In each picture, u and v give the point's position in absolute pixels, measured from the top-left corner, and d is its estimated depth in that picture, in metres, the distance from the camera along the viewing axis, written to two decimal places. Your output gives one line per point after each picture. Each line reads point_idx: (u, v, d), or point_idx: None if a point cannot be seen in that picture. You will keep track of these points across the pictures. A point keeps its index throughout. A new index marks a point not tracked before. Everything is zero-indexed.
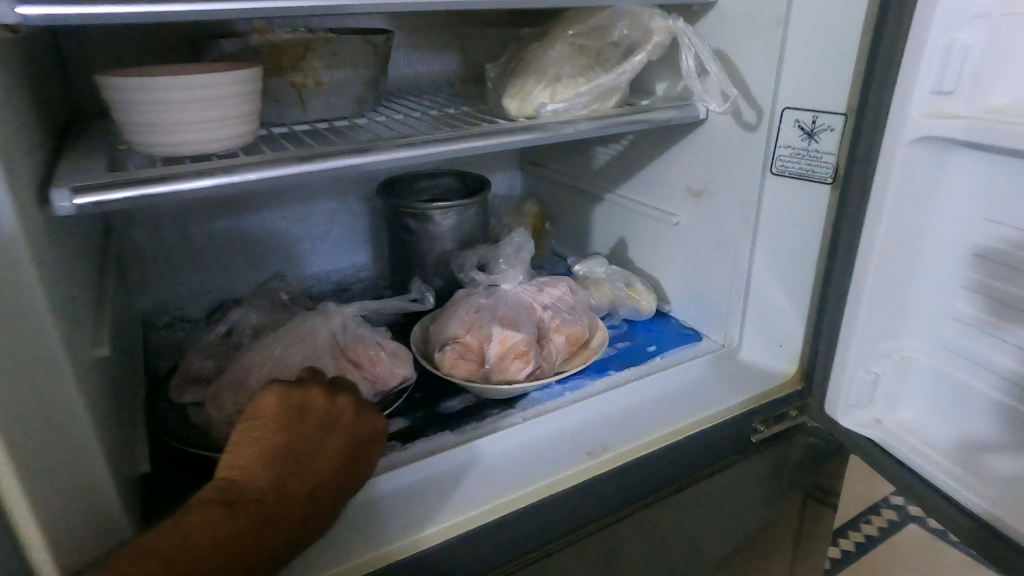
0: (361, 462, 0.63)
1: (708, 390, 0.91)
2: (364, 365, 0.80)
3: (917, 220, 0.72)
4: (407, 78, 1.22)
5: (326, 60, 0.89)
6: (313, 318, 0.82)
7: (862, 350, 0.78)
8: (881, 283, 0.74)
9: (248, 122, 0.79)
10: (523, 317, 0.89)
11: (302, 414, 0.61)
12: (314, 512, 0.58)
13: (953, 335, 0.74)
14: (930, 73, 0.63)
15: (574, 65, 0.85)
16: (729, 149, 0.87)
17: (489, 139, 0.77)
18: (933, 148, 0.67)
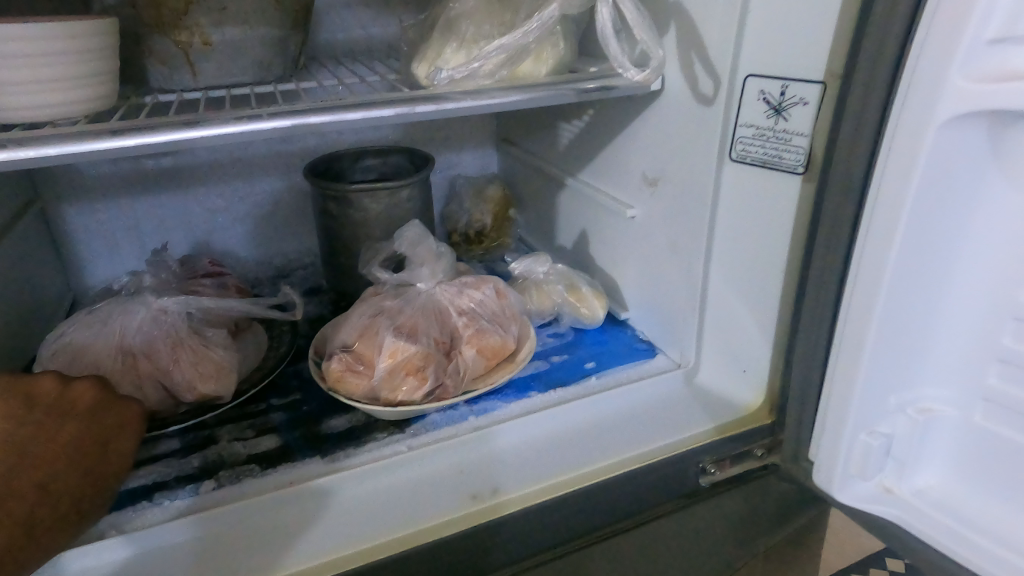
0: (108, 454, 0.53)
1: (651, 417, 0.74)
2: (159, 367, 0.70)
3: (944, 222, 0.48)
4: (358, 42, 1.01)
5: (212, 15, 0.69)
6: (134, 303, 0.74)
7: (866, 405, 0.54)
8: (893, 316, 0.51)
9: (71, 90, 0.58)
10: (427, 324, 0.78)
11: (32, 399, 0.51)
12: (49, 517, 0.47)
13: (995, 385, 0.50)
14: (994, 11, 0.40)
15: (496, 23, 0.70)
16: (688, 127, 0.70)
17: (362, 111, 0.63)
18: (978, 124, 0.44)
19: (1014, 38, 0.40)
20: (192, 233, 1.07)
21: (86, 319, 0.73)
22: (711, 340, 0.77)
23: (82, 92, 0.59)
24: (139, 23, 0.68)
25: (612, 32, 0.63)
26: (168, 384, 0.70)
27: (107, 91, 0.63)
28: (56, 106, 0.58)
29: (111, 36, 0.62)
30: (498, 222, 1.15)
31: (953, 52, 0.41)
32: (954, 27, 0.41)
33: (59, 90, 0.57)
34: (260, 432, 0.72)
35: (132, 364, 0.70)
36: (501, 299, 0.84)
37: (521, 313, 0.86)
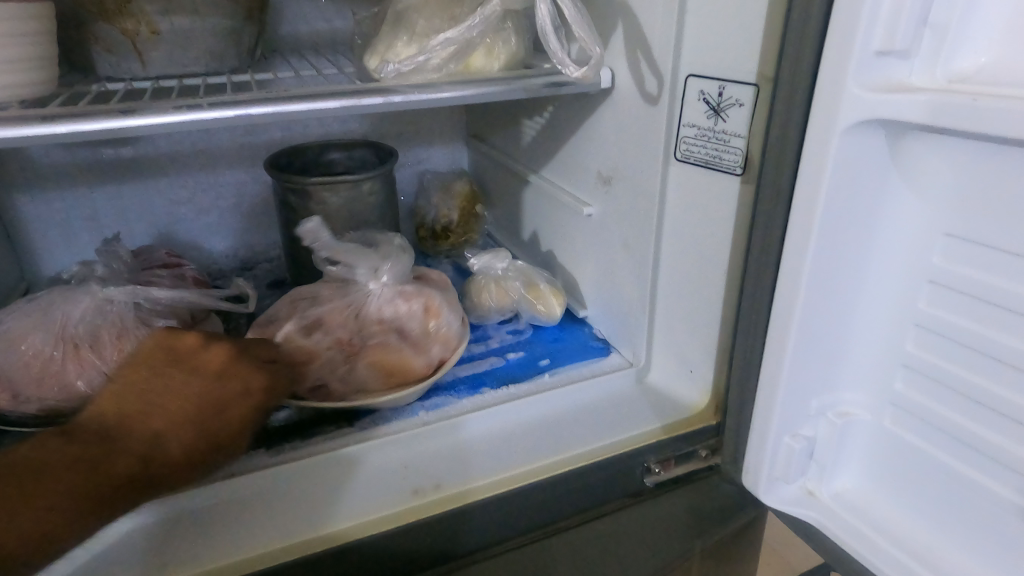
0: (234, 412, 0.57)
1: (599, 414, 0.74)
2: (105, 357, 0.69)
3: (855, 231, 0.48)
4: (323, 35, 1.01)
5: (159, 4, 0.69)
6: (81, 292, 0.73)
7: (788, 410, 0.55)
8: (812, 322, 0.51)
9: (34, 71, 0.60)
10: (337, 319, 0.80)
11: (170, 361, 0.58)
12: (162, 460, 0.52)
13: (903, 390, 0.51)
14: (879, 22, 0.40)
15: (445, 17, 0.69)
16: (637, 124, 0.69)
17: (306, 102, 0.62)
18: (880, 133, 0.45)
19: (896, 53, 0.41)
20: (154, 223, 1.06)
21: (29, 308, 0.72)
22: (661, 339, 0.77)
23: (32, 75, 0.60)
24: (82, 10, 0.68)
25: (552, 28, 0.63)
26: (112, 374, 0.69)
27: (45, 77, 0.62)
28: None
29: (47, 22, 0.61)
30: (465, 218, 1.15)
31: (849, 61, 0.42)
32: (863, 33, 0.41)
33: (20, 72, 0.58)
34: None
35: (75, 354, 0.69)
36: (429, 316, 0.81)
37: (454, 336, 0.81)
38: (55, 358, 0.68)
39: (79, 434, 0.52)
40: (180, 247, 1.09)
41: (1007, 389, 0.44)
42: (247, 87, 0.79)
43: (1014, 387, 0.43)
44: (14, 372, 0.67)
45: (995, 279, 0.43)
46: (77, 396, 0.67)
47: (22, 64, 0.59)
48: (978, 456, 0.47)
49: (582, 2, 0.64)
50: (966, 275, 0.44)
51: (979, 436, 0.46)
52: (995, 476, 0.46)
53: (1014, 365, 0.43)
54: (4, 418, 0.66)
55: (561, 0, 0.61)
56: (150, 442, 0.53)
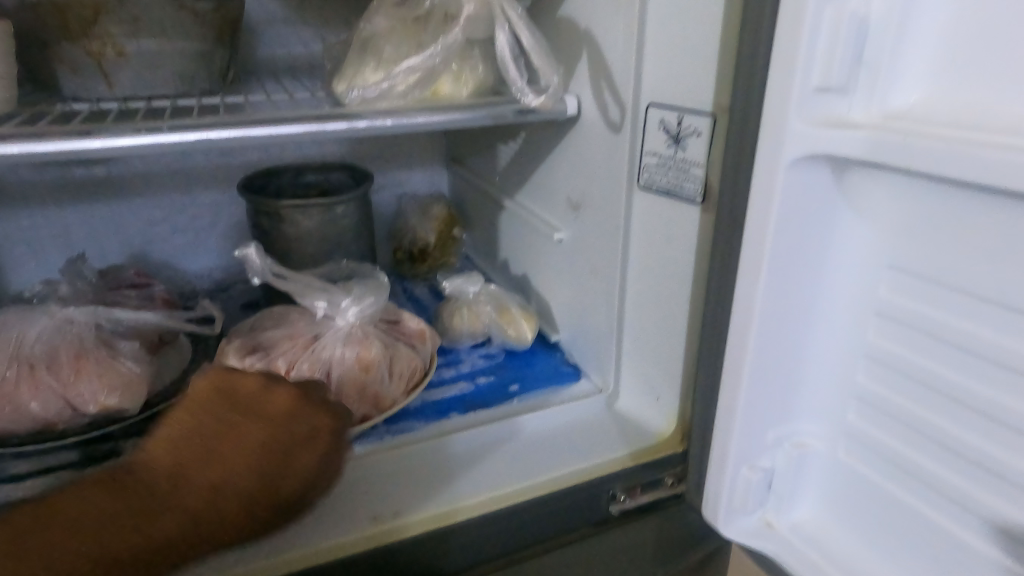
0: (300, 460, 0.57)
1: (566, 440, 0.73)
2: (61, 378, 0.65)
3: (807, 261, 0.48)
4: (298, 59, 1.02)
5: (126, 27, 0.71)
6: (38, 316, 0.70)
7: (745, 440, 0.54)
8: (766, 352, 0.50)
9: None
10: (282, 347, 0.75)
11: (234, 400, 0.59)
12: (220, 507, 0.52)
13: (856, 422, 0.51)
14: (814, 60, 0.41)
15: (412, 43, 0.69)
16: (603, 153, 0.70)
17: (266, 127, 0.62)
18: (824, 167, 0.45)
19: (834, 89, 0.41)
20: (127, 242, 1.06)
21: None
22: (628, 365, 0.76)
23: None
24: (47, 30, 0.70)
25: (510, 57, 0.65)
26: (68, 397, 0.65)
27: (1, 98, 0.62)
28: None
29: (10, 42, 0.62)
30: (443, 240, 1.15)
31: (789, 97, 0.42)
32: (800, 71, 0.41)
33: None
34: None
35: (27, 374, 0.65)
36: (365, 368, 0.73)
37: (383, 392, 0.74)
38: (7, 377, 0.64)
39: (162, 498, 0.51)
40: (154, 267, 1.09)
41: (960, 428, 0.43)
42: (216, 109, 0.80)
43: (967, 426, 0.43)
44: None
45: (944, 314, 0.43)
46: (28, 417, 0.64)
47: None
48: (932, 494, 0.46)
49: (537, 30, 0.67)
50: (915, 310, 0.44)
51: (931, 472, 0.46)
52: (942, 511, 0.46)
53: (960, 401, 0.43)
54: None
55: (518, 30, 0.63)
56: (210, 490, 0.52)
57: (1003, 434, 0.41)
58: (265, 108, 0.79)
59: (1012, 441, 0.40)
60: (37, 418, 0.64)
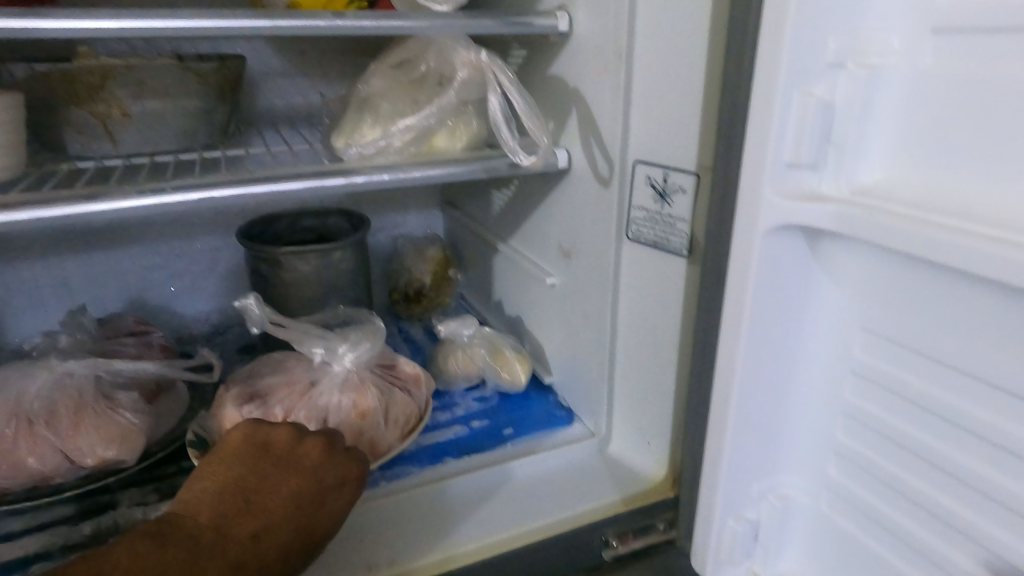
0: (333, 507, 0.58)
1: (560, 486, 0.74)
2: (59, 432, 0.66)
3: (786, 322, 0.50)
4: (297, 108, 1.06)
5: (132, 90, 0.76)
6: (37, 369, 0.71)
7: (731, 493, 0.55)
8: (748, 408, 0.52)
9: None
10: (278, 394, 0.73)
11: (267, 453, 0.58)
12: (264, 556, 0.52)
13: (837, 476, 0.53)
14: (785, 137, 0.43)
15: (408, 101, 0.72)
16: (593, 205, 0.72)
17: (264, 187, 0.64)
18: (798, 235, 0.47)
19: (805, 164, 0.44)
20: (125, 290, 1.07)
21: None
22: (620, 410, 0.78)
23: None
24: (55, 96, 0.74)
25: (502, 119, 0.67)
26: (66, 450, 0.66)
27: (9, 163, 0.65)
28: None
29: (20, 110, 0.66)
30: (438, 281, 1.17)
31: (763, 170, 0.45)
32: (772, 145, 0.44)
33: None
34: (163, 496, 0.68)
35: (26, 429, 0.66)
36: (361, 417, 0.72)
37: (379, 441, 0.73)
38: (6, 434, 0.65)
39: (210, 549, 0.50)
40: (151, 313, 1.10)
41: (935, 490, 0.46)
42: (216, 163, 0.83)
43: (942, 489, 0.45)
44: None
45: (918, 381, 0.45)
46: (28, 472, 0.64)
47: None
48: (910, 552, 0.48)
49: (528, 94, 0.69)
50: (891, 374, 0.46)
51: (907, 529, 0.48)
52: (919, 567, 0.48)
53: (933, 463, 0.45)
54: None
55: (510, 94, 0.66)
56: (252, 542, 0.52)
57: (977, 501, 0.43)
58: (262, 161, 0.81)
59: (984, 508, 0.42)
60: (36, 472, 0.65)
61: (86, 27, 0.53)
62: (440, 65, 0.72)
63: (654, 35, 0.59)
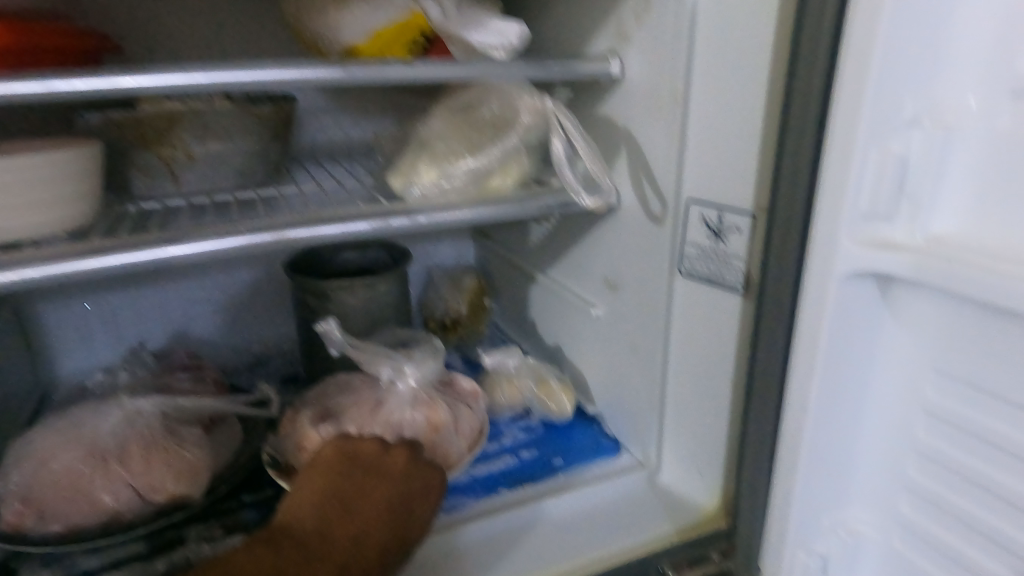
0: (418, 510, 0.67)
1: (617, 515, 0.75)
2: (131, 469, 0.69)
3: (856, 363, 0.55)
4: (336, 143, 1.09)
5: (196, 133, 0.79)
6: (106, 409, 0.75)
7: (801, 524, 0.60)
8: (820, 440, 0.57)
9: (79, 202, 0.67)
10: (352, 411, 0.76)
11: (356, 463, 0.68)
12: (364, 549, 0.61)
13: (907, 512, 0.57)
14: (862, 192, 0.49)
15: (464, 142, 0.75)
16: (644, 241, 0.74)
17: (335, 227, 0.67)
18: (870, 283, 0.52)
19: (879, 216, 0.49)
20: (170, 323, 1.10)
21: (57, 428, 0.73)
22: (670, 442, 0.79)
23: (78, 205, 0.67)
24: (124, 140, 0.77)
25: (565, 161, 0.70)
26: (138, 486, 0.68)
27: (87, 208, 0.68)
28: (50, 220, 0.65)
29: (99, 156, 0.69)
30: (474, 310, 1.19)
31: (838, 221, 0.50)
32: (845, 196, 0.49)
33: (68, 206, 0.66)
34: (229, 532, 0.71)
35: (99, 468, 0.69)
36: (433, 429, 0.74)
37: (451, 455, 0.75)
38: (80, 474, 0.68)
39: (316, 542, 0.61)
40: (195, 345, 1.13)
41: (1004, 524, 0.49)
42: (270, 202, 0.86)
43: (1006, 521, 0.49)
44: (41, 494, 0.67)
45: (988, 421, 0.49)
46: (102, 510, 0.67)
47: (69, 198, 0.66)
48: None
49: (591, 141, 0.71)
50: (962, 413, 0.50)
51: (977, 561, 0.52)
52: None
53: (1003, 500, 0.49)
54: (26, 538, 0.66)
55: (573, 138, 0.69)
56: (351, 539, 0.61)
57: None
58: (316, 199, 0.84)
59: None
60: (110, 509, 0.67)
61: (180, 82, 0.57)
62: (503, 109, 0.74)
63: (709, 82, 0.62)
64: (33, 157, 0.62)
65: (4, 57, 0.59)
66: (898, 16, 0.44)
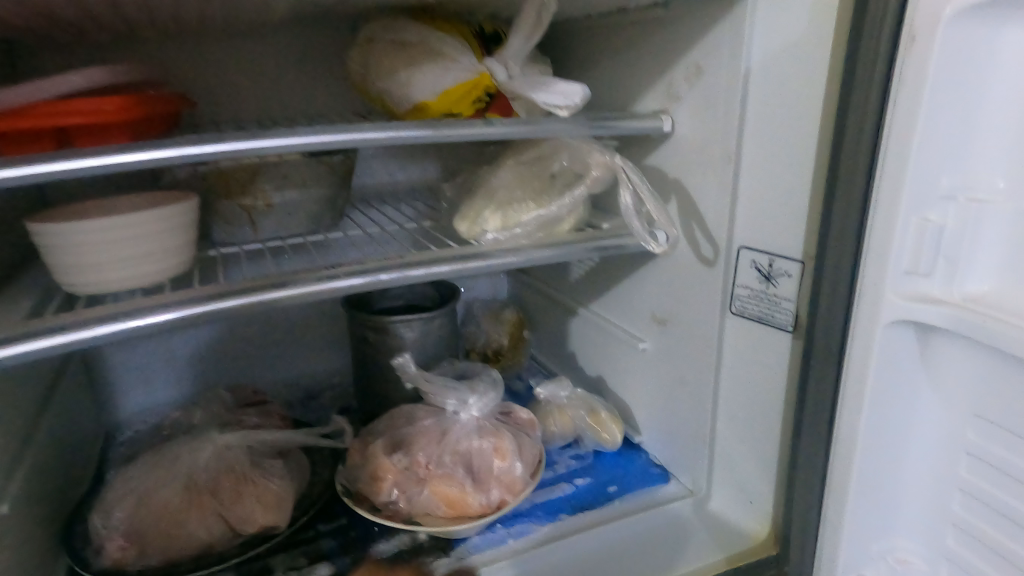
0: None
1: (676, 539, 0.80)
2: (222, 503, 0.75)
3: (899, 402, 0.60)
4: (383, 185, 1.17)
5: (276, 183, 0.86)
6: (192, 445, 0.81)
7: (852, 549, 0.65)
8: (867, 472, 0.62)
9: (184, 250, 0.75)
10: (421, 442, 0.83)
11: None
12: None
13: (954, 546, 0.60)
14: (904, 252, 0.55)
15: (529, 190, 0.82)
16: (694, 282, 0.80)
17: (419, 269, 0.72)
18: (912, 330, 0.57)
19: (920, 273, 0.54)
20: (230, 358, 1.17)
21: (153, 462, 0.80)
22: (721, 471, 0.84)
23: (183, 253, 0.75)
24: (211, 194, 0.84)
25: (634, 213, 0.75)
26: (229, 518, 0.75)
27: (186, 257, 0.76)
28: (162, 267, 0.72)
29: (196, 211, 0.76)
30: (515, 342, 1.25)
31: (884, 276, 0.56)
32: (888, 254, 0.55)
33: (176, 254, 0.73)
34: (313, 559, 0.75)
35: (193, 502, 0.75)
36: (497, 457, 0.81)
37: (515, 480, 0.81)
38: (175, 509, 0.74)
39: None
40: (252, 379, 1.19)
41: None
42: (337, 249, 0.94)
43: None
44: (142, 529, 0.73)
45: (1018, 459, 0.52)
46: (196, 543, 0.73)
47: (178, 247, 0.74)
48: None
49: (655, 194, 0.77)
50: (1000, 454, 0.54)
51: None
52: None
53: None
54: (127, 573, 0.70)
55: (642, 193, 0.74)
56: None
57: None
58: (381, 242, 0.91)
59: None
60: (203, 542, 0.73)
61: (300, 141, 0.63)
62: (573, 163, 0.80)
63: (760, 141, 0.69)
64: (153, 210, 0.70)
65: (129, 128, 0.68)
66: (927, 106, 0.51)
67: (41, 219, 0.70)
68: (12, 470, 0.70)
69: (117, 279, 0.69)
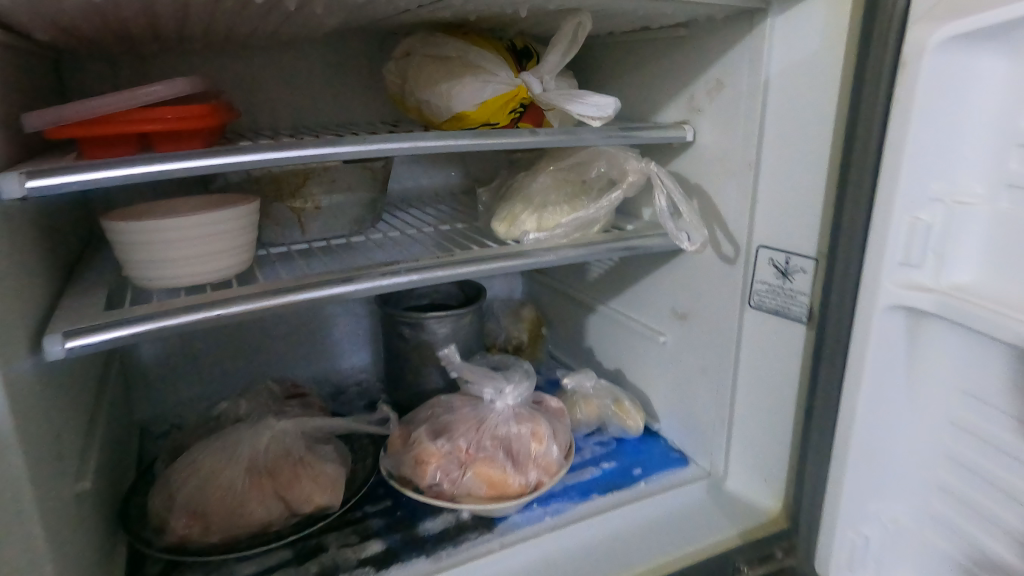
0: None
1: (697, 517, 0.87)
2: (280, 484, 0.81)
3: (896, 382, 0.67)
4: (410, 190, 1.24)
5: (325, 187, 0.92)
6: (247, 431, 0.86)
7: (850, 510, 0.72)
8: (864, 442, 0.69)
9: (249, 246, 0.80)
10: (461, 428, 0.89)
11: None
12: None
13: (943, 508, 0.68)
14: (897, 246, 0.62)
15: (563, 195, 0.90)
16: (714, 278, 0.88)
17: (469, 267, 0.78)
18: (904, 316, 0.64)
19: (912, 264, 0.61)
20: (263, 354, 1.22)
21: (213, 445, 0.85)
22: (737, 454, 0.91)
23: (248, 249, 0.80)
24: (263, 195, 0.90)
25: (667, 215, 0.83)
26: (287, 499, 0.80)
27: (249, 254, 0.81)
28: (231, 262, 0.78)
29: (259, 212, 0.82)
30: (533, 339, 1.32)
31: (880, 269, 0.63)
32: (884, 249, 0.63)
33: (243, 251, 0.79)
34: (364, 537, 0.81)
35: (252, 483, 0.80)
36: (535, 441, 0.87)
37: (550, 462, 0.88)
38: (236, 489, 0.79)
39: None
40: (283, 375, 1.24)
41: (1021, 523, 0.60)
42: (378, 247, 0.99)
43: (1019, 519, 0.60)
44: (204, 507, 0.78)
45: (1009, 435, 0.60)
46: (255, 521, 0.78)
47: (244, 243, 0.79)
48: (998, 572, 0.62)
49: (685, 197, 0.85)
50: (989, 429, 0.61)
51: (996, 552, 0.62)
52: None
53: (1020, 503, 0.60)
54: (188, 549, 0.75)
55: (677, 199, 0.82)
56: None
57: None
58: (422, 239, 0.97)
59: None
60: (262, 520, 0.78)
61: (371, 149, 0.71)
62: (610, 169, 0.87)
63: (777, 149, 0.76)
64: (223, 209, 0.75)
65: (203, 133, 0.72)
66: (922, 120, 0.58)
67: (120, 216, 0.76)
68: (88, 452, 0.75)
69: (193, 275, 0.75)
